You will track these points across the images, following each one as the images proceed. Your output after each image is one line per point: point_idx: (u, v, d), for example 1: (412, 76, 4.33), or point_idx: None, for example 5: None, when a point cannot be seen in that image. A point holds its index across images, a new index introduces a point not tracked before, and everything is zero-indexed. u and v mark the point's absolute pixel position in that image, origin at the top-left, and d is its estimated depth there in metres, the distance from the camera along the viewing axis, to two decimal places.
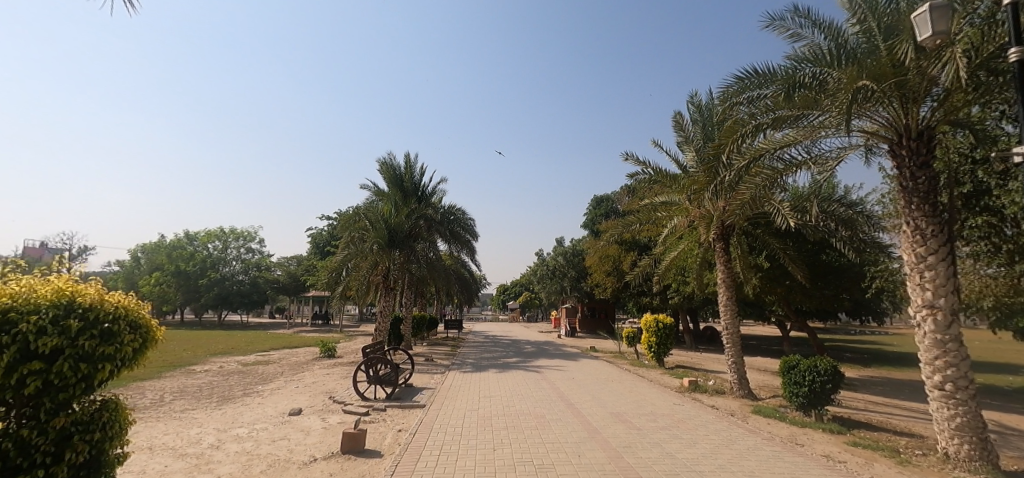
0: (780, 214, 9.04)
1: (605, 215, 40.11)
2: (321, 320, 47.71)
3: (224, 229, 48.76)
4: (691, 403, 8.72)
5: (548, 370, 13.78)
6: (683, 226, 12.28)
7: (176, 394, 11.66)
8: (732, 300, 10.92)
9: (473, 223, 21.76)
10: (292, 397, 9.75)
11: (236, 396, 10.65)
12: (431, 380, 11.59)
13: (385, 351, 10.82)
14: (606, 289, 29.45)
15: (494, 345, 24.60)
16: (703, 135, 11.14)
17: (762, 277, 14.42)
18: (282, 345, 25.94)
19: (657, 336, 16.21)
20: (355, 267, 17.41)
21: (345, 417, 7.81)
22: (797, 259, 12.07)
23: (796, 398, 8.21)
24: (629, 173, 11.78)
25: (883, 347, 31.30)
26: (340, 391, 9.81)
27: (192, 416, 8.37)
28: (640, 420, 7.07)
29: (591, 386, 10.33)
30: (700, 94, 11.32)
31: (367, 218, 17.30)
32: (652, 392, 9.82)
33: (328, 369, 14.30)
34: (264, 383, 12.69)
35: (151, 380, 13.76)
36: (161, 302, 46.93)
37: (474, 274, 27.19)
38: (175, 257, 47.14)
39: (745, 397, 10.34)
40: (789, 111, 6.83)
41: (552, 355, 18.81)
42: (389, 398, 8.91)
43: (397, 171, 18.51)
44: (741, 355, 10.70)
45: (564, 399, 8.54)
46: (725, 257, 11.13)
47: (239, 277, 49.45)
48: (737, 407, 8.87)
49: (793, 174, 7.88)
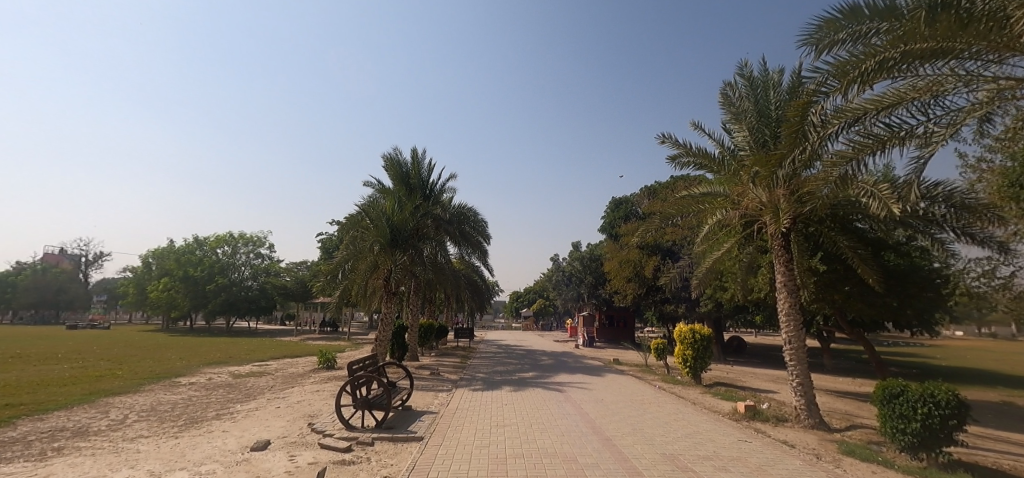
0: (873, 199, 7.11)
1: (624, 218, 38.24)
2: (330, 327, 46.58)
3: (233, 233, 48.18)
4: (760, 438, 6.89)
5: (570, 387, 11.95)
6: (733, 221, 10.34)
7: (144, 413, 10.17)
8: (794, 309, 9.01)
9: (485, 224, 20.19)
10: (266, 423, 8.13)
11: (205, 418, 9.10)
12: (434, 402, 9.91)
13: (380, 367, 9.16)
14: (625, 296, 27.43)
15: (507, 356, 22.74)
16: (756, 112, 9.37)
17: (818, 282, 12.52)
18: (283, 353, 24.60)
19: (693, 348, 14.26)
20: (354, 270, 15.80)
21: (320, 454, 6.12)
22: (869, 259, 10.13)
23: (902, 436, 6.25)
24: (667, 156, 10.02)
25: (929, 359, 28.76)
26: (323, 416, 8.17)
27: (136, 449, 6.80)
28: (706, 467, 5.28)
29: (626, 411, 8.52)
30: (752, 64, 9.54)
31: (369, 216, 15.73)
32: (704, 420, 7.94)
33: (320, 384, 12.71)
34: (245, 400, 11.13)
35: (124, 395, 12.34)
36: (170, 308, 46.39)
37: (486, 279, 25.62)
38: (184, 261, 46.87)
39: (817, 427, 8.40)
40: (922, 45, 4.91)
41: (573, 369, 16.93)
42: (379, 427, 7.17)
43: (404, 168, 17.13)
44: (808, 376, 8.75)
45: (598, 433, 6.74)
46: (786, 255, 9.22)
47: (248, 282, 48.75)
48: (817, 443, 7.01)
49: (900, 145, 6.02)
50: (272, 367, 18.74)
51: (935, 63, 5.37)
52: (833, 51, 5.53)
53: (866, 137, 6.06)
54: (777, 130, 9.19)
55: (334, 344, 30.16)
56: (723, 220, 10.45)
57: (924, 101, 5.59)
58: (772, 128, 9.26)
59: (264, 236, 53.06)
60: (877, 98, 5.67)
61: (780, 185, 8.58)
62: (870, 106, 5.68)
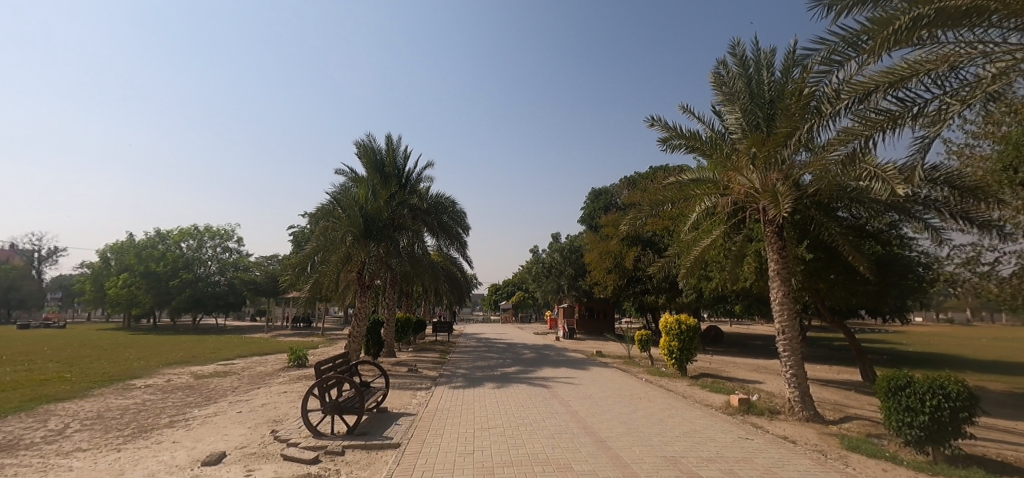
0: (877, 180, 6.73)
1: (604, 209, 38.07)
2: (303, 323, 45.12)
3: (198, 226, 45.94)
4: (760, 435, 6.52)
5: (555, 383, 11.46)
6: (725, 207, 9.92)
7: (87, 421, 9.14)
8: (788, 297, 8.68)
9: (464, 215, 19.48)
10: (224, 431, 7.31)
11: (156, 426, 8.19)
12: (413, 402, 9.24)
13: (352, 367, 8.41)
14: (606, 288, 27.18)
15: (487, 351, 22.18)
16: (749, 93, 8.98)
17: (804, 270, 12.38)
18: (252, 351, 23.42)
19: (678, 339, 13.98)
20: (325, 263, 14.82)
21: (281, 467, 5.40)
22: (859, 247, 9.90)
23: (908, 429, 5.94)
24: (657, 139, 9.54)
25: (896, 345, 29.60)
26: (289, 422, 7.41)
27: (68, 466, 5.91)
28: (713, 471, 4.81)
29: (617, 408, 8.05)
30: (745, 43, 9.10)
31: (340, 205, 14.78)
32: (699, 416, 7.55)
33: (288, 384, 11.85)
34: (204, 404, 10.21)
35: (67, 401, 11.19)
36: (130, 305, 43.95)
37: (465, 271, 24.91)
38: (144, 256, 44.52)
39: (811, 420, 8.13)
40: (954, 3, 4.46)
41: (556, 362, 16.45)
42: (350, 433, 6.48)
43: (378, 155, 16.23)
44: (802, 367, 8.47)
45: (591, 435, 6.23)
46: (779, 243, 8.87)
47: (215, 277, 46.58)
48: (818, 439, 6.68)
49: (911, 121, 5.64)
50: (239, 367, 17.66)
51: (956, 30, 4.99)
52: (851, 15, 5.12)
53: (875, 112, 5.68)
54: (771, 113, 8.84)
55: (307, 342, 28.93)
56: (714, 207, 10.02)
57: (940, 72, 5.26)
58: (765, 110, 8.90)
59: (231, 230, 50.81)
60: (891, 70, 5.30)
61: (777, 167, 8.20)
62: (882, 78, 5.31)
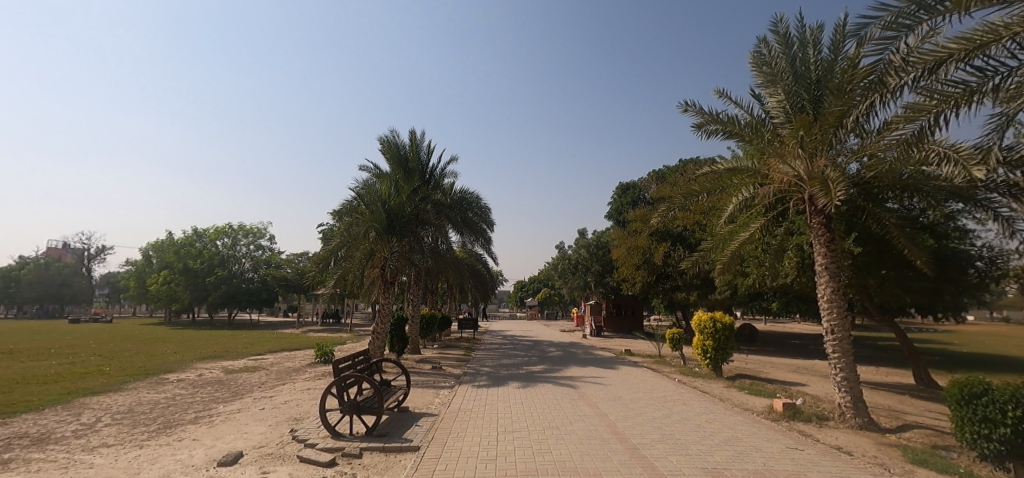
0: (948, 161, 5.92)
1: (632, 203, 37.11)
2: (332, 319, 45.95)
3: (232, 225, 47.41)
4: (810, 445, 5.93)
5: (582, 382, 11.01)
6: (766, 197, 9.20)
7: (119, 415, 9.30)
8: (838, 294, 7.95)
9: (488, 210, 19.16)
10: (245, 429, 7.23)
11: (182, 422, 8.21)
12: (436, 401, 8.98)
13: (374, 365, 8.19)
14: (634, 284, 26.40)
15: (513, 348, 21.87)
16: (793, 73, 8.24)
17: (852, 264, 11.47)
18: (282, 346, 23.90)
19: (713, 338, 13.27)
20: (347, 258, 14.76)
21: (296, 470, 5.19)
22: (915, 239, 9.00)
23: (986, 442, 5.19)
24: (692, 125, 8.92)
25: (948, 345, 27.64)
26: (310, 421, 7.25)
27: (91, 462, 5.90)
28: None
29: (649, 411, 7.57)
30: (788, 18, 8.34)
31: (363, 200, 14.66)
32: (739, 422, 6.99)
33: (313, 381, 11.82)
34: (230, 400, 10.25)
35: (103, 395, 11.49)
36: (170, 301, 45.91)
37: (491, 268, 24.65)
38: (183, 254, 46.29)
39: (865, 427, 7.42)
40: None
41: (583, 361, 15.96)
42: (369, 435, 6.24)
43: (402, 150, 16.07)
44: (855, 370, 7.74)
45: (623, 441, 5.79)
46: (827, 235, 8.13)
47: (249, 274, 47.96)
48: (876, 450, 6.03)
49: (992, 93, 4.86)
50: (268, 362, 17.93)
51: None
52: None
53: (948, 85, 4.93)
54: (818, 94, 8.11)
55: (335, 337, 29.38)
56: (755, 197, 9.29)
57: None
58: (812, 91, 8.17)
59: (264, 228, 52.22)
60: (969, 34, 4.55)
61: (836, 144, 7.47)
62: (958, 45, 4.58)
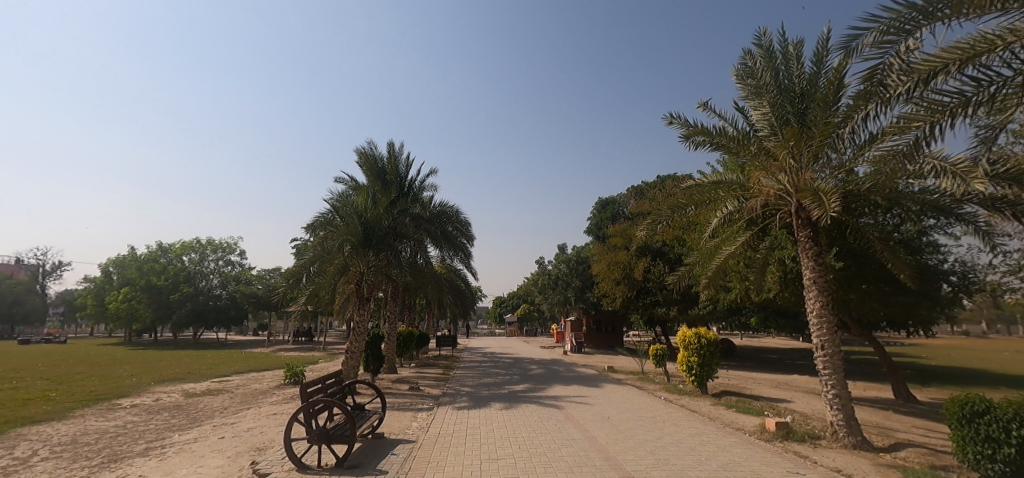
0: (939, 173, 5.87)
1: (611, 219, 37.32)
2: (305, 337, 44.28)
3: (200, 239, 45.59)
4: (810, 467, 5.66)
5: (567, 402, 10.59)
6: (752, 210, 9.13)
7: (58, 447, 8.38)
8: (827, 309, 7.85)
9: (469, 224, 18.76)
10: (200, 461, 6.52)
11: (129, 455, 7.40)
12: (414, 426, 8.40)
13: (346, 387, 7.56)
14: (614, 300, 26.25)
15: (493, 366, 21.29)
16: (777, 86, 8.25)
17: (834, 279, 11.49)
18: (250, 367, 22.67)
19: (697, 354, 13.08)
20: (321, 273, 14.07)
21: None
22: (898, 253, 9.02)
23: (989, 463, 5.04)
24: (678, 136, 8.82)
25: (916, 357, 28.37)
26: (273, 451, 6.60)
27: None
28: None
29: (640, 434, 7.20)
30: (771, 32, 8.38)
31: (339, 213, 14.06)
32: (734, 444, 6.68)
33: (280, 404, 11.04)
34: (187, 428, 9.42)
35: (44, 424, 10.43)
36: (131, 320, 43.50)
37: (470, 284, 24.12)
38: (146, 270, 44.15)
39: (859, 446, 7.23)
40: None
41: (566, 379, 15.55)
42: (338, 467, 5.66)
43: (379, 162, 15.60)
44: (846, 388, 7.59)
45: (616, 469, 5.39)
46: (815, 248, 8.05)
47: (216, 291, 45.95)
48: (876, 472, 5.80)
49: (986, 104, 4.81)
50: (233, 384, 16.88)
51: None
52: None
53: (944, 95, 4.87)
54: (802, 107, 8.13)
55: (306, 356, 28.09)
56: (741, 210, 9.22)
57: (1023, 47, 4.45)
58: (797, 105, 8.20)
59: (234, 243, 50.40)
60: (965, 43, 4.49)
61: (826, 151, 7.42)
62: (954, 54, 4.51)
